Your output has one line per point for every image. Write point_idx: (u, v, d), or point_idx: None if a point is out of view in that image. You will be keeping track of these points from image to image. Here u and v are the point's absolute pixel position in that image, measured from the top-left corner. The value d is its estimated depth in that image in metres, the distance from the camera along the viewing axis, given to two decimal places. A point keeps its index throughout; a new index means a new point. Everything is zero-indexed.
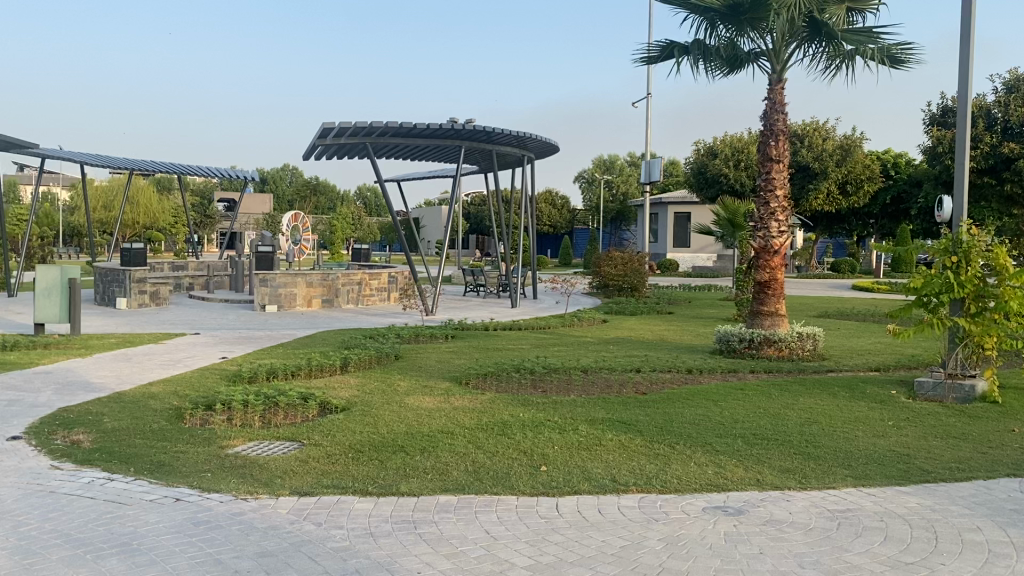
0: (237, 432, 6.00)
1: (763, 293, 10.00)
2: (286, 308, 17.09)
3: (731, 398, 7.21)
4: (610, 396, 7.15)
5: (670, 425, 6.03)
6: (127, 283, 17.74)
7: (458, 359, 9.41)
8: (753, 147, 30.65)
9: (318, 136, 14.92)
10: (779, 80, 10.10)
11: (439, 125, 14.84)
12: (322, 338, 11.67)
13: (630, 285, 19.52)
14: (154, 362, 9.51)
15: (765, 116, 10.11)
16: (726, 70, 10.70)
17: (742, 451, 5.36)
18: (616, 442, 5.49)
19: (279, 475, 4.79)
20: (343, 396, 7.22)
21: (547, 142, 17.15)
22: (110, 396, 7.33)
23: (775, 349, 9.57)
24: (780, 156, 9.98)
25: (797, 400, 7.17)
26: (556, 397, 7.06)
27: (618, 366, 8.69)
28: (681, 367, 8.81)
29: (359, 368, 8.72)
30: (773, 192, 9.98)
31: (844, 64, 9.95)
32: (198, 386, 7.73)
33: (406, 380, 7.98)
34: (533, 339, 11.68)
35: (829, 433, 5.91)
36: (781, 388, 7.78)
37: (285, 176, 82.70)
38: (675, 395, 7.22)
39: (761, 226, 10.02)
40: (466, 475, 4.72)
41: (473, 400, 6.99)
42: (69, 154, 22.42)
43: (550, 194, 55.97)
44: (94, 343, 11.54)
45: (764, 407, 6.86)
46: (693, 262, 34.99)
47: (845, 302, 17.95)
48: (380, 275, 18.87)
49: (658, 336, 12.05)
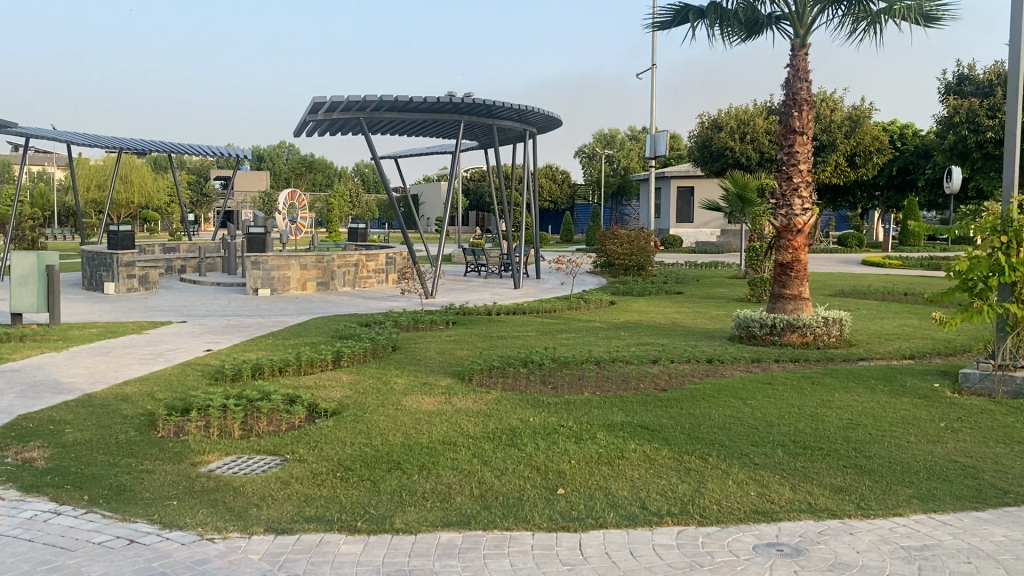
0: (213, 446, 5.37)
1: (784, 275, 9.30)
2: (280, 291, 16.42)
3: (760, 395, 6.55)
4: (627, 394, 6.50)
5: (699, 430, 5.40)
6: (115, 266, 17.06)
7: (459, 350, 8.76)
8: (759, 119, 29.72)
9: (309, 111, 14.16)
10: (803, 45, 9.37)
11: (436, 98, 14.10)
12: (314, 326, 11.00)
13: (637, 264, 18.78)
14: (135, 356, 8.85)
15: (788, 85, 9.37)
16: (744, 36, 10.01)
17: (784, 464, 4.71)
18: (641, 455, 4.85)
19: (256, 504, 4.16)
20: (334, 398, 6.55)
21: (549, 115, 16.39)
22: (79, 399, 6.68)
23: (799, 335, 8.91)
24: (803, 128, 9.24)
25: (833, 397, 6.53)
26: (569, 397, 6.40)
27: (633, 356, 8.04)
28: (699, 356, 8.16)
29: (352, 363, 8.04)
30: (796, 166, 9.26)
31: (872, 26, 9.26)
32: (177, 386, 7.10)
33: (404, 377, 7.31)
34: (539, 325, 11.00)
35: (877, 439, 5.25)
36: (813, 381, 7.13)
37: (282, 153, 81.84)
38: (700, 393, 6.55)
39: (783, 203, 9.32)
40: (472, 502, 4.07)
41: (477, 401, 6.32)
42: (55, 133, 21.70)
43: (550, 168, 55.20)
44: (74, 333, 10.89)
45: (798, 405, 6.20)
46: (696, 237, 34.30)
47: (858, 279, 17.32)
48: (378, 255, 18.18)
49: (669, 320, 11.39)
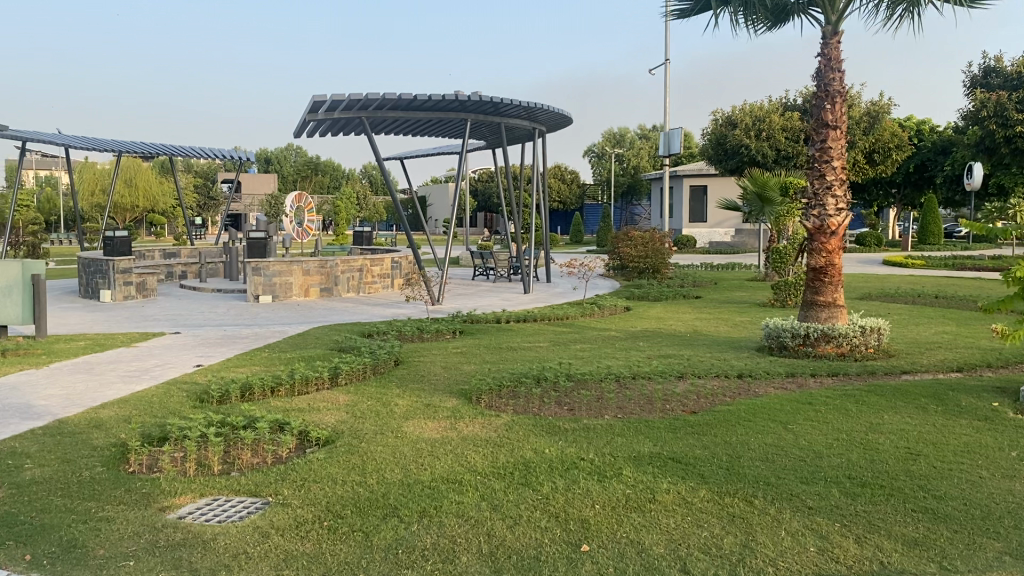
0: (187, 485, 4.73)
1: (817, 281, 8.64)
2: (282, 298, 15.83)
3: (801, 418, 5.88)
4: (652, 418, 5.85)
5: (738, 464, 4.76)
6: (110, 273, 16.46)
7: (466, 364, 8.11)
8: (775, 115, 28.97)
9: (309, 109, 13.55)
10: (835, 33, 8.71)
11: (442, 95, 13.46)
12: (314, 338, 10.38)
13: (651, 267, 18.11)
14: (118, 374, 8.22)
15: (820, 75, 8.69)
16: (771, 23, 9.37)
17: (844, 508, 4.05)
18: (678, 498, 4.20)
19: (228, 565, 3.53)
20: (328, 423, 5.92)
21: (559, 112, 15.73)
22: (48, 426, 6.05)
23: (836, 346, 8.25)
24: (837, 122, 8.55)
25: (883, 419, 5.86)
26: (588, 422, 5.74)
27: (655, 371, 7.37)
28: (726, 370, 7.50)
29: (350, 380, 7.39)
30: (829, 162, 8.57)
31: (910, 10, 8.57)
32: (157, 410, 6.48)
33: (405, 397, 6.67)
34: (551, 335, 10.35)
35: (944, 474, 4.58)
36: (859, 400, 6.44)
37: (289, 154, 81.54)
38: (734, 416, 5.89)
39: (816, 203, 8.65)
40: (483, 563, 3.44)
41: (485, 427, 5.68)
42: (53, 136, 21.15)
43: (559, 167, 54.56)
44: (59, 347, 10.29)
45: (845, 431, 5.53)
46: (709, 237, 33.65)
47: (883, 281, 16.63)
48: (383, 260, 17.59)
49: (690, 328, 10.74)
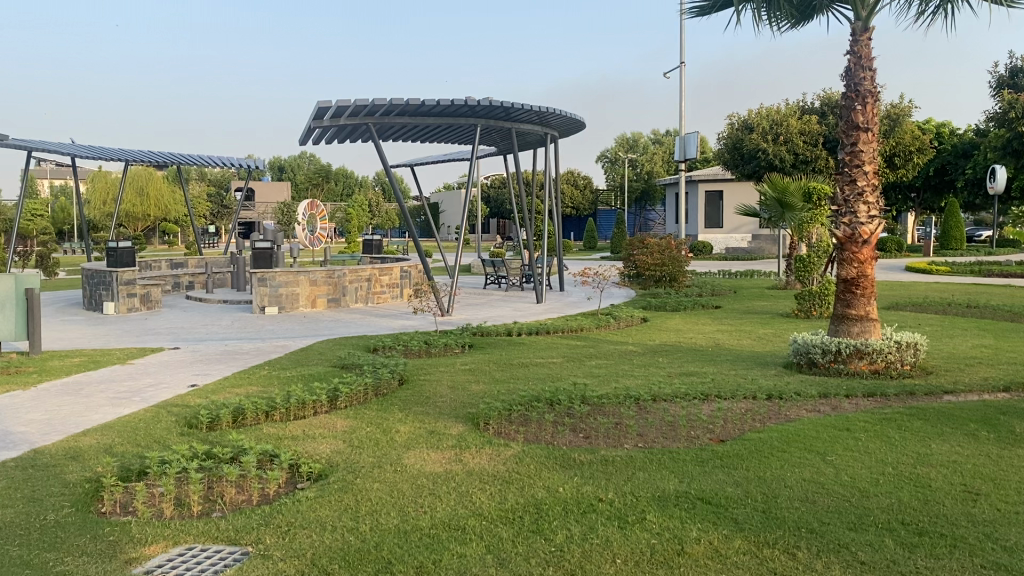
0: (160, 529, 4.26)
1: (848, 294, 8.11)
2: (289, 309, 15.39)
3: (840, 447, 5.37)
4: (676, 449, 5.34)
5: (777, 507, 4.25)
6: (113, 285, 16.06)
7: (475, 384, 7.61)
8: (793, 119, 28.35)
9: (314, 116, 13.11)
10: (866, 29, 8.19)
11: (451, 101, 13.02)
12: (317, 353, 9.93)
13: (669, 275, 17.55)
14: (107, 395, 7.76)
15: (849, 75, 8.16)
16: (796, 18, 8.89)
17: (903, 564, 3.53)
18: (710, 550, 3.70)
19: None
20: (321, 455, 5.43)
21: (572, 117, 15.23)
22: (21, 458, 5.58)
23: (869, 363, 7.74)
24: (869, 124, 8.01)
25: (931, 449, 5.31)
26: (606, 453, 5.24)
27: (677, 392, 6.84)
28: (753, 390, 6.97)
29: (350, 404, 6.91)
30: (861, 167, 8.02)
31: (946, 4, 8.05)
32: (143, 438, 6.02)
33: (407, 423, 6.17)
34: (566, 349, 9.85)
35: (1011, 519, 4.04)
36: (901, 426, 5.91)
37: (302, 163, 81.46)
38: (767, 445, 5.37)
39: (846, 210, 8.11)
40: None
41: (493, 459, 5.20)
42: (58, 146, 20.81)
43: (572, 173, 54.08)
44: (52, 364, 9.85)
45: (892, 464, 4.99)
46: (726, 243, 33.09)
47: (908, 289, 16.05)
48: (391, 270, 17.15)
49: (711, 341, 10.22)
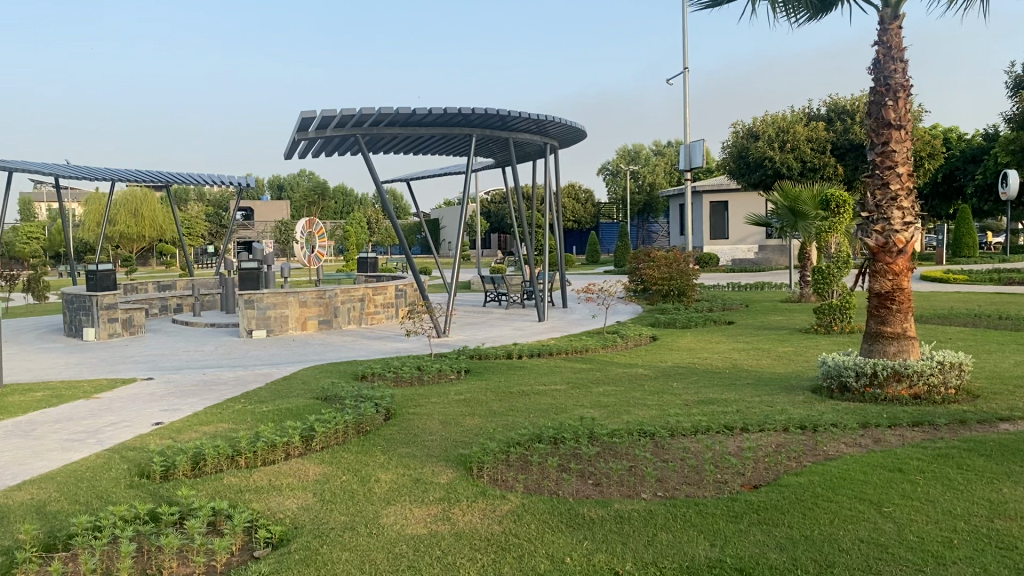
0: None
1: (882, 309, 7.31)
2: (278, 332, 14.56)
3: (895, 493, 4.55)
4: (702, 499, 4.53)
5: None
6: (94, 310, 15.28)
7: (468, 418, 6.78)
8: (799, 126, 27.62)
9: (298, 128, 12.37)
10: (895, 16, 7.39)
11: (443, 108, 12.27)
12: (300, 383, 9.14)
13: (677, 289, 16.73)
14: (59, 437, 6.95)
15: (878, 67, 7.36)
16: (814, 8, 8.15)
17: None
18: None
19: None
20: (285, 513, 4.62)
21: (571, 126, 14.50)
22: None
23: (909, 388, 6.93)
24: (902, 121, 7.19)
25: (1003, 495, 4.49)
26: (621, 506, 4.42)
27: (697, 425, 6.02)
28: (783, 421, 6.16)
29: (327, 444, 6.11)
30: (893, 168, 7.20)
31: None
32: (83, 492, 5.21)
33: (388, 470, 5.35)
34: (570, 374, 9.05)
35: None
36: (960, 464, 5.09)
37: (302, 181, 80.97)
38: (808, 493, 4.56)
39: (878, 216, 7.30)
40: None
41: (485, 517, 4.37)
42: (40, 166, 20.07)
43: (572, 186, 53.38)
44: (12, 400, 9.06)
45: (964, 517, 4.16)
46: (732, 254, 32.30)
47: (930, 300, 15.25)
48: (386, 288, 16.40)
49: (727, 361, 9.42)
